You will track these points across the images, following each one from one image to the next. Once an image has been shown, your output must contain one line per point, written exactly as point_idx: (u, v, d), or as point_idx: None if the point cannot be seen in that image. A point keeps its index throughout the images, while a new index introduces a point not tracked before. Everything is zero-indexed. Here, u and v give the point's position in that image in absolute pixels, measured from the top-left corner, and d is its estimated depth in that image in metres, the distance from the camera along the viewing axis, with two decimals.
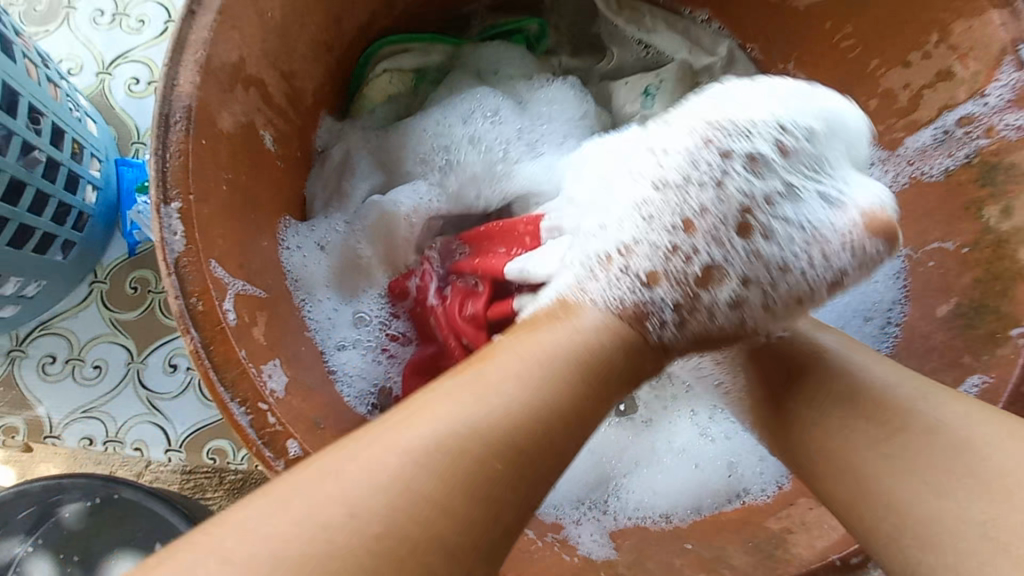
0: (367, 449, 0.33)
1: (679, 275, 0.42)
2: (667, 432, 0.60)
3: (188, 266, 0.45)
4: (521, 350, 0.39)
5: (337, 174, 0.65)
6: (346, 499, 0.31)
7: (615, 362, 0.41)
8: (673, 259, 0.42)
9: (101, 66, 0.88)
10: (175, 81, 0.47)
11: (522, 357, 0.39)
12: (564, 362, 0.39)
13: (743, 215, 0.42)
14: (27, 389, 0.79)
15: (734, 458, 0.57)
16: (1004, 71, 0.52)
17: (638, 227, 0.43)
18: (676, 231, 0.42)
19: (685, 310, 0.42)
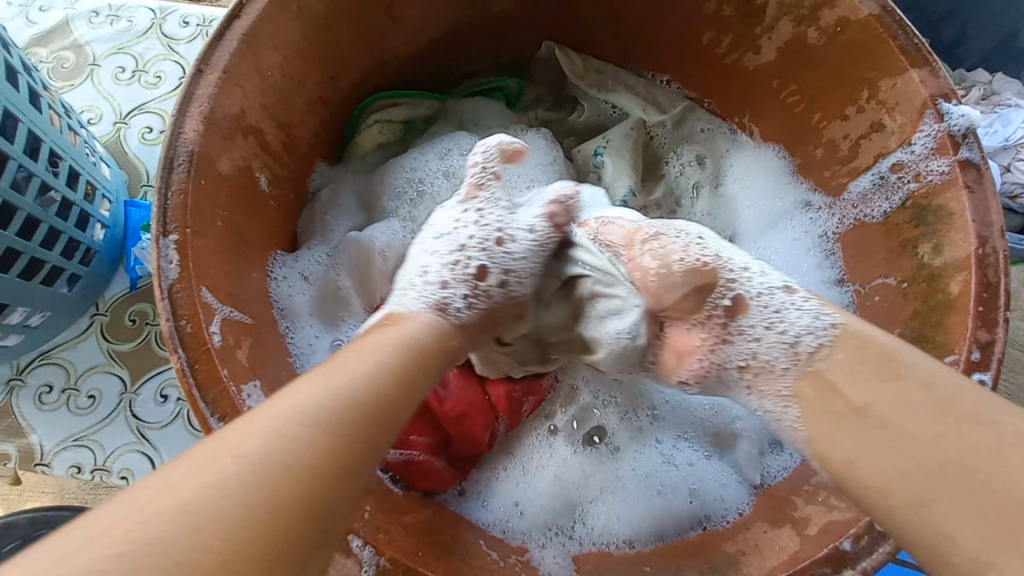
0: (243, 440, 0.33)
1: (468, 279, 0.49)
2: (632, 458, 0.62)
3: (179, 291, 0.49)
4: (380, 351, 0.42)
5: (325, 212, 0.70)
6: (180, 504, 0.29)
7: (422, 358, 0.43)
8: (457, 269, 0.49)
9: (119, 116, 0.96)
10: (181, 129, 0.53)
11: (371, 354, 0.41)
12: (385, 375, 0.40)
13: (497, 235, 0.51)
14: (22, 417, 0.82)
15: (696, 484, 0.59)
16: (927, 124, 0.59)
17: (427, 256, 0.51)
18: (458, 250, 0.50)
19: (478, 303, 0.49)
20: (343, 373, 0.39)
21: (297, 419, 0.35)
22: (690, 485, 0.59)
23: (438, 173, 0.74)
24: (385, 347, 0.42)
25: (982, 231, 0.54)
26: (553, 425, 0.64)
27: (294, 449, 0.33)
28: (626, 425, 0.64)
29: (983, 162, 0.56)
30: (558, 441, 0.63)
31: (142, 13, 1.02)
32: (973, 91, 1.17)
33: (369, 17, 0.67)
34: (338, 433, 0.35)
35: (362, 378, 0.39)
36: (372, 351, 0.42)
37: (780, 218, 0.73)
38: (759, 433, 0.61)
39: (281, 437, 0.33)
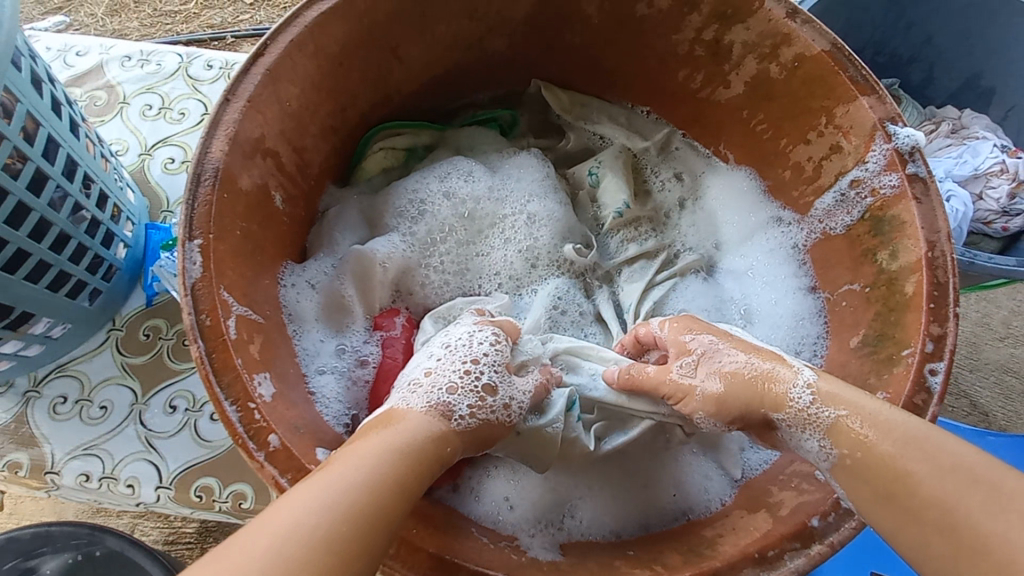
0: (275, 518, 0.41)
1: (472, 388, 0.54)
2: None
3: (201, 289, 0.54)
4: (413, 426, 0.50)
5: (331, 227, 0.76)
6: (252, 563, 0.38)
7: (430, 447, 0.49)
8: (470, 384, 0.54)
9: (144, 148, 1.04)
10: (208, 149, 0.60)
11: (399, 434, 0.49)
12: (399, 449, 0.47)
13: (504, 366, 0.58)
14: (35, 427, 0.85)
15: (681, 476, 0.62)
16: (878, 145, 0.65)
17: (439, 365, 0.56)
18: (470, 364, 0.56)
19: (479, 412, 0.53)
20: (375, 445, 0.47)
21: (326, 493, 0.43)
22: (675, 478, 0.62)
23: (438, 193, 0.80)
24: (415, 422, 0.50)
25: (930, 236, 0.60)
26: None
27: (334, 502, 0.42)
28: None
29: (928, 176, 0.63)
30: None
31: (170, 57, 1.11)
32: (941, 125, 1.25)
33: (377, 55, 0.75)
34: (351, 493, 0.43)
35: (379, 455, 0.46)
36: (376, 446, 0.47)
37: (755, 232, 0.80)
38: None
39: (327, 503, 0.42)
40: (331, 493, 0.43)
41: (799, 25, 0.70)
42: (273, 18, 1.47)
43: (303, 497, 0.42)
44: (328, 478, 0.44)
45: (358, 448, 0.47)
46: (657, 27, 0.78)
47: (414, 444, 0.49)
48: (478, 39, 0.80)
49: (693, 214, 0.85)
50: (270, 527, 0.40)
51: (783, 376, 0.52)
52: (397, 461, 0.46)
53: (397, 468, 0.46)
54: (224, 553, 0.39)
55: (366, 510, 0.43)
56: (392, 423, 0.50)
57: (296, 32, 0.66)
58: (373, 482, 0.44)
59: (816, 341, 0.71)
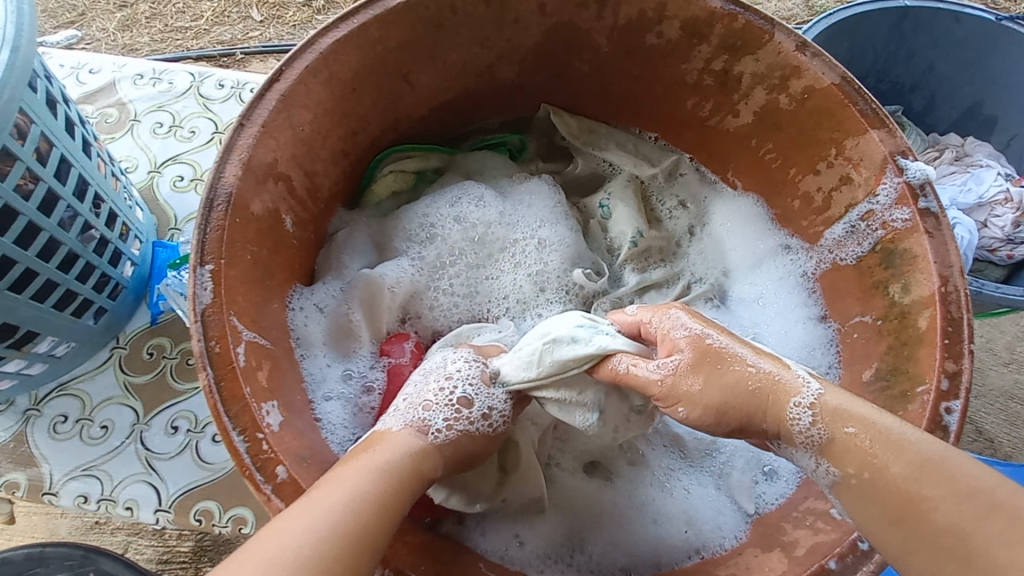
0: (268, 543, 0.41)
1: (446, 398, 0.56)
2: (628, 484, 0.64)
3: (211, 315, 0.54)
4: (394, 448, 0.50)
5: (339, 250, 0.76)
6: None
7: (418, 465, 0.50)
8: (445, 399, 0.56)
9: (153, 166, 1.04)
10: (221, 174, 0.60)
11: (382, 454, 0.49)
12: (392, 471, 0.48)
13: (485, 379, 0.59)
14: (34, 446, 0.84)
15: (690, 511, 0.61)
16: (889, 178, 0.66)
17: (416, 385, 0.58)
18: (448, 377, 0.58)
19: (456, 422, 0.54)
20: (360, 468, 0.47)
21: (312, 523, 0.42)
22: (685, 514, 0.61)
23: (448, 218, 0.80)
24: (399, 444, 0.51)
25: (943, 271, 0.60)
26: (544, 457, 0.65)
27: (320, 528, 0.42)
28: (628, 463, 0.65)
29: (940, 211, 0.63)
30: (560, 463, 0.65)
31: (181, 76, 1.13)
32: (945, 153, 1.26)
33: (389, 81, 0.76)
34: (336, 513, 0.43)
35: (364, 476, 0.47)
36: (363, 467, 0.47)
37: (764, 260, 0.80)
38: (750, 459, 0.64)
39: (319, 527, 0.42)
40: (316, 518, 0.42)
41: (808, 58, 0.71)
42: (282, 37, 1.49)
43: (296, 521, 0.42)
44: (314, 503, 0.44)
45: (343, 472, 0.47)
46: (667, 57, 0.79)
47: (396, 460, 0.49)
48: (490, 66, 0.81)
49: (701, 243, 0.86)
50: (263, 551, 0.40)
51: (791, 385, 0.51)
52: (388, 480, 0.47)
53: (377, 491, 0.46)
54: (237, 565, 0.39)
55: (353, 533, 0.43)
56: (377, 444, 0.51)
57: (311, 59, 0.67)
58: (364, 500, 0.45)
59: (828, 371, 0.70)
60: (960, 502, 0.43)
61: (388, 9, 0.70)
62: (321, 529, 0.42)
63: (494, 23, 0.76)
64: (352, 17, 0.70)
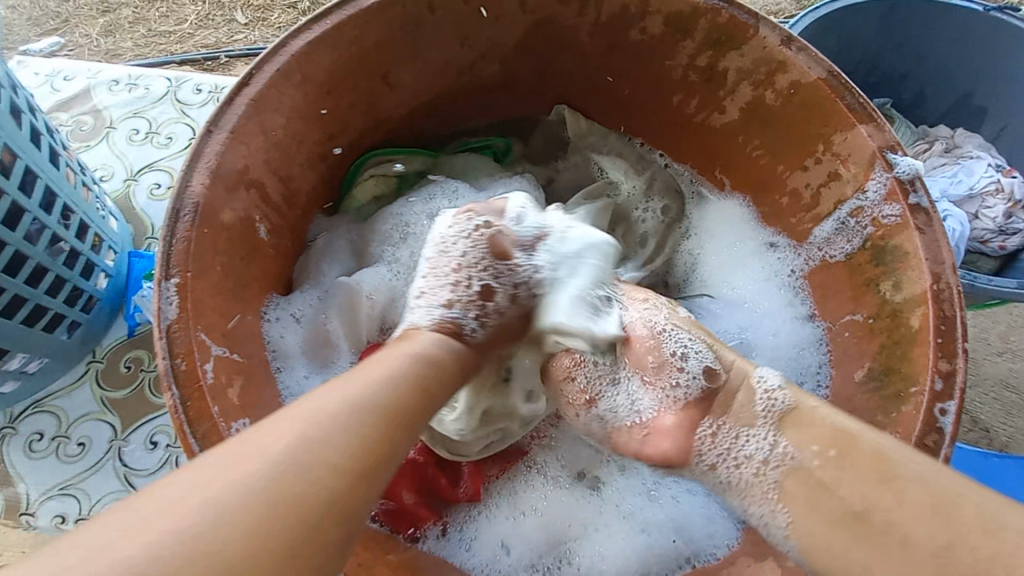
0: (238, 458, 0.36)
1: (466, 297, 0.55)
2: (619, 491, 0.62)
3: (178, 331, 0.51)
4: (383, 373, 0.45)
5: (318, 257, 0.74)
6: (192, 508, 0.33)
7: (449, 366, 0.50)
8: (459, 290, 0.55)
9: (130, 173, 1.02)
10: (189, 183, 0.58)
11: (382, 373, 0.45)
12: (423, 372, 0.47)
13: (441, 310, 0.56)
14: (9, 465, 0.82)
15: (681, 518, 0.59)
16: (877, 174, 0.64)
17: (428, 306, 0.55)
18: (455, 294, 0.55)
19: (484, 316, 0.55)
20: (332, 405, 0.41)
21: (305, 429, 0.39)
22: (675, 522, 0.59)
23: (424, 217, 0.79)
24: (391, 363, 0.46)
25: (935, 268, 0.58)
26: (527, 461, 0.64)
27: (278, 478, 0.36)
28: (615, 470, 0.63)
29: (931, 206, 0.61)
30: (543, 466, 0.64)
31: (158, 81, 1.10)
32: (935, 145, 1.25)
33: (366, 82, 0.74)
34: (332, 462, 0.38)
35: (351, 414, 0.41)
36: (388, 365, 0.46)
37: (750, 257, 0.78)
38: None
39: (325, 424, 0.40)
40: (243, 477, 0.35)
41: (794, 52, 0.70)
42: (266, 39, 1.47)
43: (297, 420, 0.39)
44: (324, 402, 0.41)
45: (364, 371, 0.45)
46: (649, 53, 0.77)
47: (421, 376, 0.47)
48: (470, 65, 0.79)
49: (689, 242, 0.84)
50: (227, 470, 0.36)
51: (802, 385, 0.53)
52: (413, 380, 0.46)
53: (365, 431, 0.41)
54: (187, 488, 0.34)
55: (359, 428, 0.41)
56: (403, 341, 0.50)
57: (283, 62, 0.65)
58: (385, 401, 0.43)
59: (818, 372, 0.68)
60: (932, 481, 0.44)
61: (361, 8, 0.69)
62: (240, 483, 0.35)
63: (473, 21, 0.74)
64: (324, 18, 0.68)
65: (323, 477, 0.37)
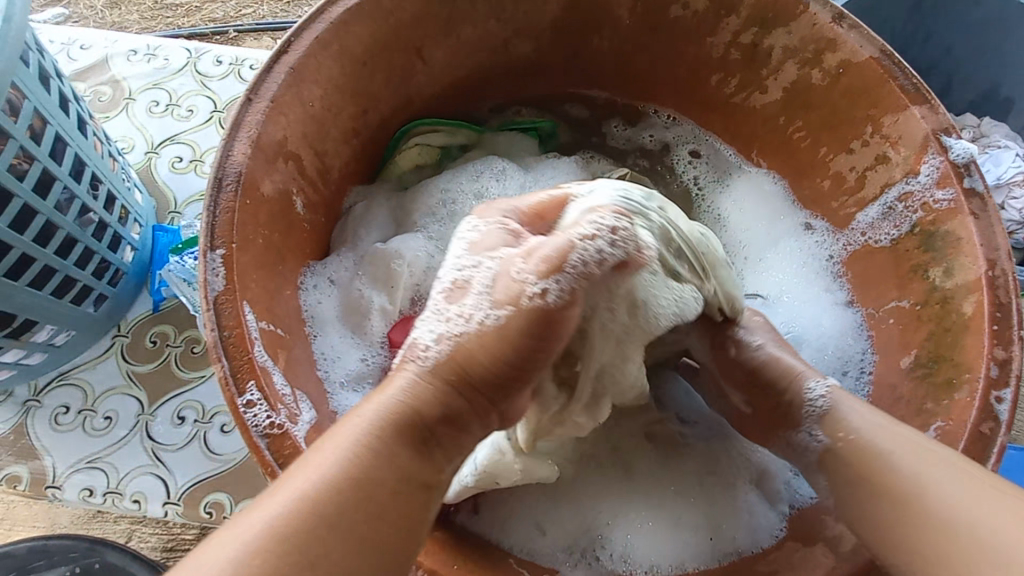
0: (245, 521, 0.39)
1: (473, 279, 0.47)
2: (660, 480, 0.60)
3: (225, 303, 0.51)
4: (360, 420, 0.44)
5: (356, 224, 0.73)
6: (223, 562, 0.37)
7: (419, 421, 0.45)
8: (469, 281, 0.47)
9: (151, 146, 1.00)
10: (230, 153, 0.57)
11: (340, 443, 0.43)
12: (354, 448, 0.43)
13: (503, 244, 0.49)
14: (36, 438, 0.81)
15: (722, 515, 0.57)
16: (930, 157, 0.63)
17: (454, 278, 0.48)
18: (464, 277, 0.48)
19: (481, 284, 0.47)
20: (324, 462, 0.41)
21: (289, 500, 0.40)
22: (716, 518, 0.57)
23: (467, 191, 0.76)
24: (370, 412, 0.44)
25: (989, 254, 0.57)
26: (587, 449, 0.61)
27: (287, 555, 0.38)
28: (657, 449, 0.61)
29: (985, 191, 0.60)
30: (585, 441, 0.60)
31: (177, 52, 1.07)
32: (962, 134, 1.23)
33: (402, 55, 0.72)
34: (340, 509, 0.40)
35: (327, 474, 0.41)
36: (348, 430, 0.44)
37: (792, 242, 0.77)
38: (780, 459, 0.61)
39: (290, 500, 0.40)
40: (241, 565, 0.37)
41: (846, 30, 0.68)
42: (277, 14, 1.43)
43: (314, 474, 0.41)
44: (313, 459, 0.42)
45: (336, 429, 0.44)
46: (692, 30, 0.75)
47: (388, 429, 0.44)
48: (506, 41, 0.77)
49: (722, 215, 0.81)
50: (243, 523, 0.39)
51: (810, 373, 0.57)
52: (350, 460, 0.42)
53: (317, 505, 0.40)
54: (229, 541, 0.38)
55: (313, 508, 0.40)
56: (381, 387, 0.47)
57: (322, 29, 0.64)
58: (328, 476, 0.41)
59: (863, 359, 0.67)
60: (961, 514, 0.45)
61: None
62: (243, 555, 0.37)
63: None
64: None
65: (297, 558, 0.38)
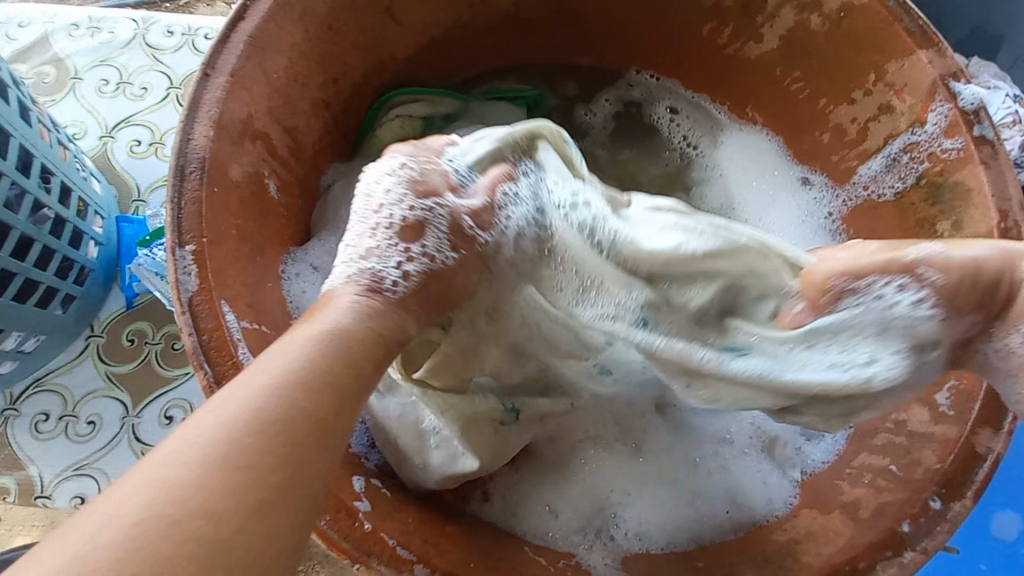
0: (162, 465, 0.32)
1: (434, 227, 0.44)
2: (666, 454, 0.59)
3: (201, 303, 0.47)
4: (294, 344, 0.38)
5: (338, 203, 0.68)
6: (133, 516, 0.29)
7: (364, 341, 0.40)
8: (388, 232, 0.44)
9: (105, 129, 0.92)
10: (190, 136, 0.52)
11: (275, 370, 0.37)
12: (296, 375, 0.36)
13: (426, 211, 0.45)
14: (18, 448, 0.77)
15: (734, 485, 0.57)
16: (937, 104, 0.60)
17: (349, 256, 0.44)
18: (392, 242, 0.44)
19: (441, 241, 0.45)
20: (238, 401, 0.35)
21: (215, 440, 0.33)
22: (727, 489, 0.57)
23: None
24: (304, 340, 0.39)
25: (1000, 205, 0.56)
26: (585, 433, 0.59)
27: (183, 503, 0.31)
28: (663, 425, 0.60)
29: (995, 137, 0.58)
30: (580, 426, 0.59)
31: (124, 24, 0.99)
32: None
33: (370, 17, 0.66)
34: (264, 450, 0.33)
35: (261, 406, 0.35)
36: (290, 350, 0.38)
37: (788, 194, 0.74)
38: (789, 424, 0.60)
39: (217, 432, 0.33)
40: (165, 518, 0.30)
41: None
42: None
43: (241, 404, 0.35)
44: (238, 392, 0.35)
45: (273, 352, 0.38)
46: None
47: (331, 352, 0.39)
48: None
49: (709, 183, 0.78)
50: (157, 467, 0.32)
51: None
52: (287, 387, 0.36)
53: (254, 431, 0.34)
54: (142, 482, 0.31)
55: (247, 441, 0.33)
56: (318, 310, 0.41)
57: None
58: (258, 406, 0.35)
59: None
60: None
61: None
62: (158, 502, 0.30)
63: None
64: None
65: (229, 499, 0.31)
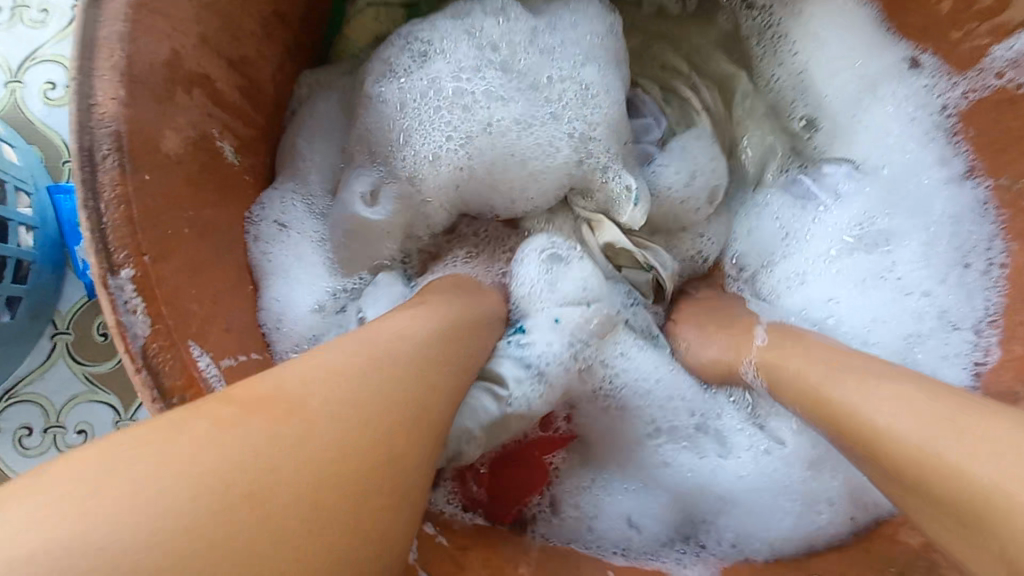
0: (202, 434, 0.27)
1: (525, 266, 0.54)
2: (750, 436, 0.53)
3: (160, 354, 0.37)
4: (382, 347, 0.35)
5: (294, 132, 0.53)
6: (134, 496, 0.24)
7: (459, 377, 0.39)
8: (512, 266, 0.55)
9: (9, 73, 0.72)
10: (93, 98, 0.36)
11: (359, 364, 0.33)
12: (372, 388, 0.32)
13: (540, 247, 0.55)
14: (6, 468, 0.68)
15: (843, 480, 0.50)
16: None
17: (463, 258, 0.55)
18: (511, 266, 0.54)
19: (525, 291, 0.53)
20: (317, 382, 0.31)
21: (274, 432, 0.28)
22: (834, 483, 0.50)
23: (452, 42, 0.52)
24: (387, 338, 0.36)
25: None
26: (654, 423, 0.54)
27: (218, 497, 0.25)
28: (739, 410, 0.54)
29: None
30: (640, 412, 0.54)
31: None
32: None
33: None
34: (320, 460, 0.28)
35: (334, 406, 0.30)
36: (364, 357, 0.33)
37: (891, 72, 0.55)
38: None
39: (286, 419, 0.29)
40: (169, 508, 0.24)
41: None
42: None
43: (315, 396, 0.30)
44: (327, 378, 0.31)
45: (341, 353, 0.33)
46: None
47: (422, 364, 0.36)
48: None
49: (777, 57, 0.61)
50: (196, 432, 0.27)
51: None
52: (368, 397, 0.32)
53: (317, 427, 0.29)
54: (158, 459, 0.26)
55: (306, 442, 0.28)
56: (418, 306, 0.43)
57: None
58: (339, 401, 0.31)
59: (988, 242, 0.51)
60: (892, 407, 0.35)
61: None
62: (173, 490, 0.25)
63: None
64: None
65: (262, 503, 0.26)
